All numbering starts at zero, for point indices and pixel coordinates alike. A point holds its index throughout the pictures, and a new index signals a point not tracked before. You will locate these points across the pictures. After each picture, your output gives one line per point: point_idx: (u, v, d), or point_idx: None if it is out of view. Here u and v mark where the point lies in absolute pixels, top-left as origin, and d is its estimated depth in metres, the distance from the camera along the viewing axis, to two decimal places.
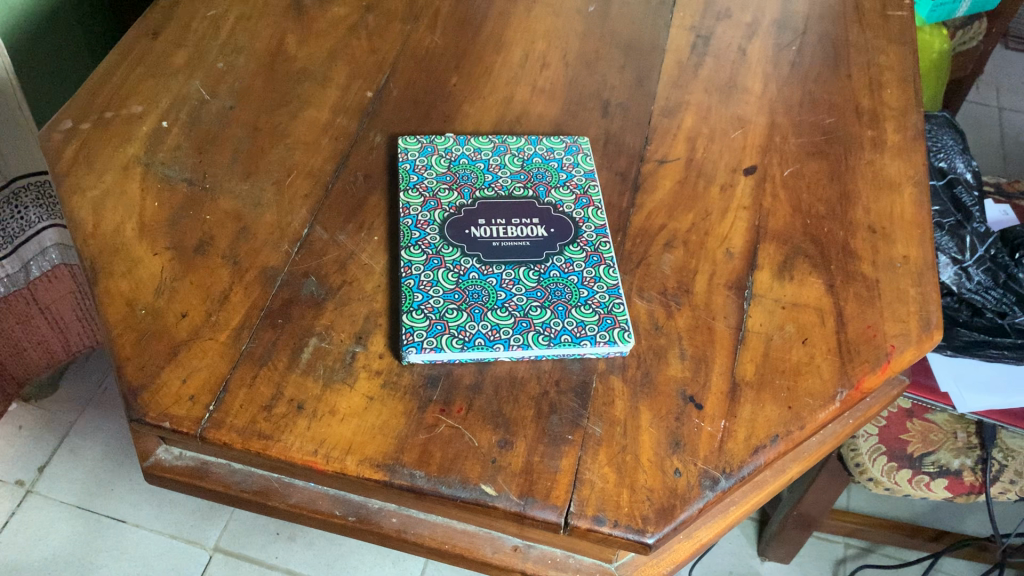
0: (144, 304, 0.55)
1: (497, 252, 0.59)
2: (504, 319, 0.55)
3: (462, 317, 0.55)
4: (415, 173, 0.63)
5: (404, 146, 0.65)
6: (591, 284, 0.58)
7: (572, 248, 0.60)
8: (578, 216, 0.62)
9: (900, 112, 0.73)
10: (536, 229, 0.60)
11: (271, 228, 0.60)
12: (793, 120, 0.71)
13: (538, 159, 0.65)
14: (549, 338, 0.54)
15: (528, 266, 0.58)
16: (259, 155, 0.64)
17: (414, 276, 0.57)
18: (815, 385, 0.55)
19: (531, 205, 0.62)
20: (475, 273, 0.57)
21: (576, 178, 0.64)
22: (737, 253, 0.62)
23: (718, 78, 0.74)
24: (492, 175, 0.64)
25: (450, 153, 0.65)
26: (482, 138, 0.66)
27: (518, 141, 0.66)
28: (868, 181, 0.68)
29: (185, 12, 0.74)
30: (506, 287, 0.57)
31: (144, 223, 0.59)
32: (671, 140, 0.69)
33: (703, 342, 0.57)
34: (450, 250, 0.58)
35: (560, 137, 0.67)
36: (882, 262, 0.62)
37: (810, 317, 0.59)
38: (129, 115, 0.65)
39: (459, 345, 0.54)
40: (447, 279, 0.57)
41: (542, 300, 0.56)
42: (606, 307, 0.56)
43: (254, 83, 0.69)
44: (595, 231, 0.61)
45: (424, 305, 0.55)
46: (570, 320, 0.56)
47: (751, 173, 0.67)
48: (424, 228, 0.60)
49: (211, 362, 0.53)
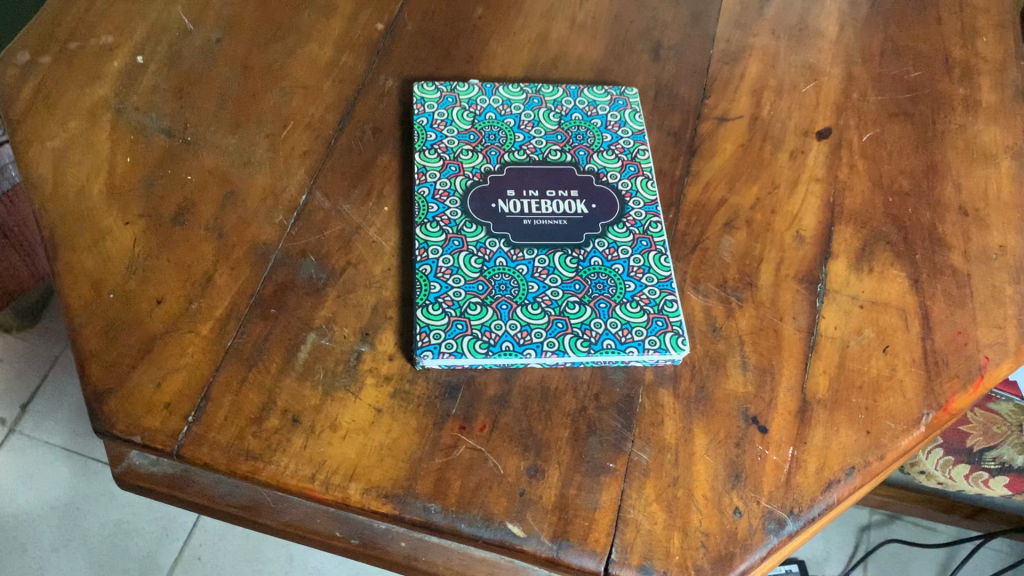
0: (113, 288, 0.47)
1: (528, 232, 0.50)
2: (536, 318, 0.46)
3: (487, 315, 0.46)
4: (432, 130, 0.54)
5: (421, 95, 0.55)
6: (639, 276, 0.49)
7: (617, 229, 0.51)
8: (624, 188, 0.53)
9: (998, 65, 0.63)
10: (574, 205, 0.51)
11: (263, 194, 0.51)
12: (872, 73, 0.61)
13: (578, 116, 0.56)
14: (589, 345, 0.46)
15: (564, 251, 0.49)
16: (251, 101, 0.54)
17: (430, 261, 0.48)
18: (897, 405, 0.47)
19: (569, 173, 0.53)
20: (502, 258, 0.49)
21: (622, 141, 0.55)
22: (809, 238, 0.53)
23: (787, 19, 0.63)
24: (524, 134, 0.54)
25: (474, 106, 0.55)
26: (512, 87, 0.57)
27: (554, 92, 0.57)
28: (959, 150, 0.58)
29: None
30: (538, 278, 0.48)
31: (114, 185, 0.50)
32: (734, 94, 0.59)
33: (768, 349, 0.48)
34: (473, 229, 0.49)
35: (604, 87, 0.57)
36: (975, 252, 0.54)
37: (891, 320, 0.50)
38: (98, 46, 0.55)
39: (483, 350, 0.45)
40: (470, 266, 0.48)
41: (580, 295, 0.48)
42: (657, 306, 0.48)
43: (245, 11, 0.58)
44: (644, 208, 0.52)
45: (442, 298, 0.47)
46: (615, 322, 0.47)
47: (825, 137, 0.57)
48: (443, 200, 0.51)
49: (192, 362, 0.45)
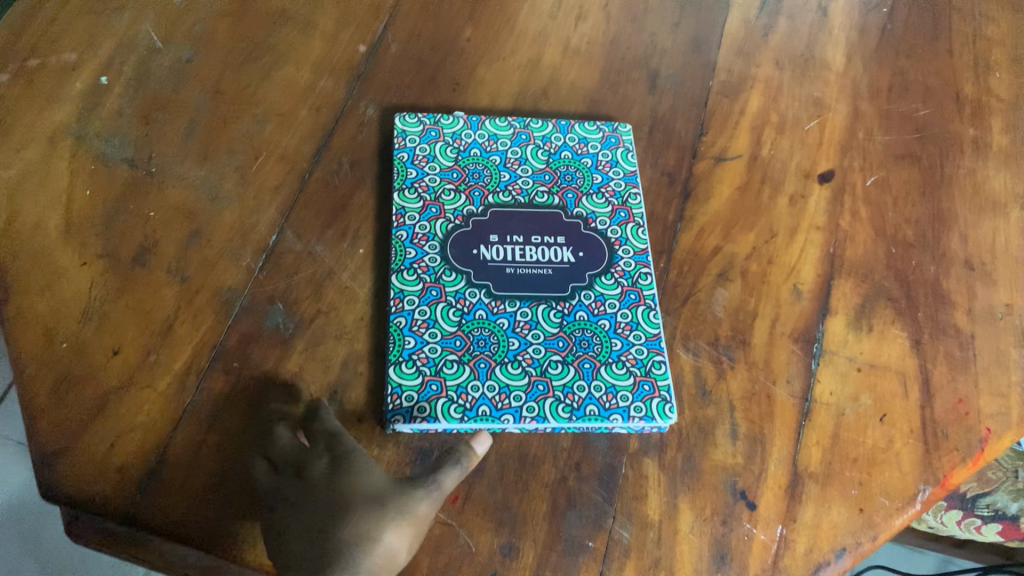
0: (66, 336, 0.44)
1: (511, 282, 0.46)
2: (515, 380, 0.44)
3: (464, 375, 0.44)
4: (413, 167, 0.50)
5: (402, 129, 0.52)
6: (626, 334, 0.46)
7: (604, 280, 0.47)
8: (614, 236, 0.49)
9: (1011, 104, 0.59)
10: (561, 252, 0.48)
11: (230, 233, 0.48)
12: (880, 109, 0.58)
13: (568, 155, 0.52)
14: (571, 410, 0.43)
15: (548, 304, 0.46)
16: (220, 129, 0.51)
17: (405, 312, 0.45)
18: (893, 480, 0.45)
19: (557, 218, 0.49)
20: (482, 310, 0.45)
21: (613, 183, 0.51)
22: (806, 292, 0.50)
23: (792, 47, 0.60)
24: (510, 173, 0.51)
25: (459, 141, 0.52)
26: (500, 121, 0.53)
27: (544, 128, 0.53)
28: (967, 198, 0.55)
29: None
30: (519, 334, 0.45)
31: (71, 220, 0.47)
32: (733, 130, 0.56)
33: (759, 415, 0.46)
34: (452, 277, 0.46)
35: (596, 123, 0.54)
36: (980, 311, 0.51)
37: (890, 385, 0.48)
38: (60, 64, 0.52)
39: (459, 415, 0.42)
40: (447, 319, 0.45)
41: (563, 354, 0.45)
42: (644, 368, 0.45)
43: (218, 27, 0.55)
44: (634, 258, 0.49)
45: (416, 354, 0.44)
46: (599, 386, 0.44)
47: (827, 180, 0.55)
48: (421, 245, 0.47)
49: (147, 420, 0.42)
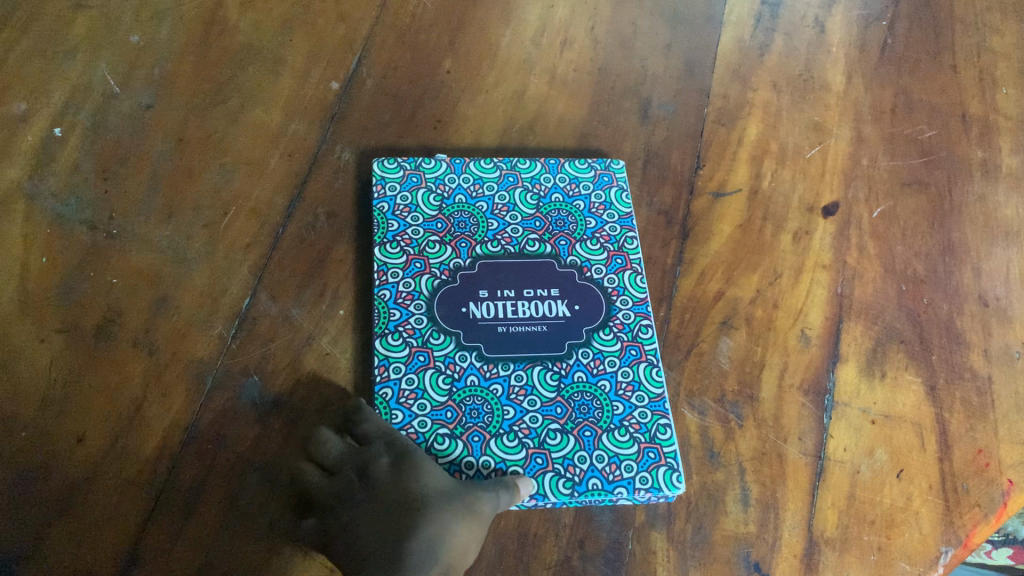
0: (25, 424, 0.40)
1: (504, 344, 0.43)
2: (512, 453, 0.41)
3: (457, 451, 0.41)
4: (394, 218, 0.47)
5: (381, 176, 0.48)
6: (627, 396, 0.43)
7: (602, 336, 0.44)
8: (610, 286, 0.46)
9: (1019, 122, 0.57)
10: (555, 307, 0.45)
11: (200, 299, 0.45)
12: (883, 133, 0.55)
13: (559, 197, 0.49)
14: (573, 485, 0.41)
15: (543, 365, 0.43)
16: (186, 182, 0.48)
17: (391, 383, 0.42)
18: (912, 542, 0.43)
19: (550, 269, 0.46)
20: (474, 376, 0.42)
21: (608, 227, 0.48)
22: (815, 337, 0.48)
23: (790, 68, 0.57)
24: (498, 221, 0.47)
25: (442, 186, 0.48)
26: (485, 161, 0.49)
27: (533, 169, 0.50)
28: (978, 227, 0.53)
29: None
30: (514, 402, 0.42)
31: (26, 292, 0.43)
32: (731, 162, 0.53)
33: (771, 478, 0.43)
34: (440, 341, 0.43)
35: (587, 160, 0.51)
36: (997, 351, 0.48)
37: (906, 437, 0.45)
38: (9, 116, 0.48)
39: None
40: (437, 389, 0.42)
41: (561, 422, 0.42)
42: (648, 434, 0.42)
43: (180, 67, 0.51)
44: (634, 309, 0.46)
45: (404, 430, 0.41)
46: (600, 456, 0.41)
47: (831, 213, 0.52)
48: (406, 305, 0.44)
49: (117, 514, 0.39)
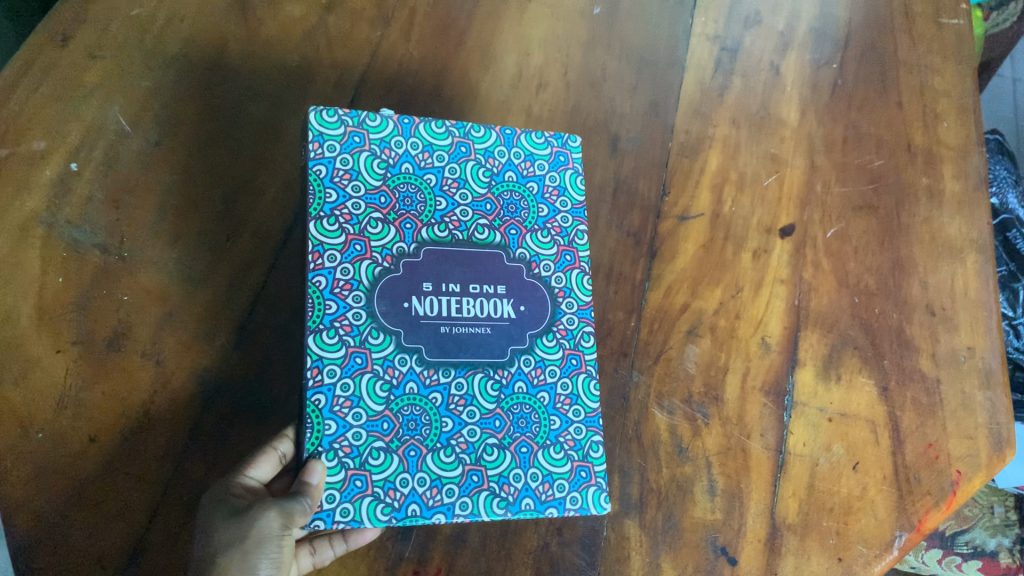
0: (41, 425, 0.44)
1: (447, 348, 0.41)
2: (449, 469, 0.40)
3: (391, 466, 0.39)
4: (333, 187, 0.41)
5: (321, 130, 0.42)
6: (564, 409, 0.43)
7: (545, 342, 0.43)
8: (557, 285, 0.45)
9: (960, 152, 0.62)
10: (500, 307, 0.42)
11: (204, 313, 0.49)
12: (835, 162, 0.60)
13: (513, 176, 0.45)
14: (507, 505, 0.40)
15: (486, 373, 0.42)
16: (190, 210, 0.52)
17: (325, 389, 0.39)
18: (868, 527, 0.47)
19: (498, 261, 0.43)
20: (413, 383, 0.40)
21: (559, 217, 0.46)
22: (775, 344, 0.51)
23: (748, 105, 0.61)
24: (446, 199, 0.43)
25: (388, 150, 0.43)
26: (437, 126, 0.44)
27: (487, 139, 0.45)
28: (924, 245, 0.57)
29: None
30: (454, 413, 0.41)
31: (44, 308, 0.47)
32: (694, 189, 0.57)
33: (736, 470, 0.47)
34: (379, 341, 0.40)
35: (544, 134, 0.47)
36: (944, 355, 0.52)
37: (861, 433, 0.49)
38: (28, 152, 0.50)
39: (386, 517, 0.38)
40: (374, 396, 0.39)
41: (498, 437, 0.41)
42: (582, 452, 0.43)
43: (185, 108, 0.54)
44: (577, 314, 0.45)
45: (339, 443, 0.38)
46: (535, 475, 0.41)
47: (788, 234, 0.56)
48: (344, 295, 0.40)
49: (127, 507, 0.44)
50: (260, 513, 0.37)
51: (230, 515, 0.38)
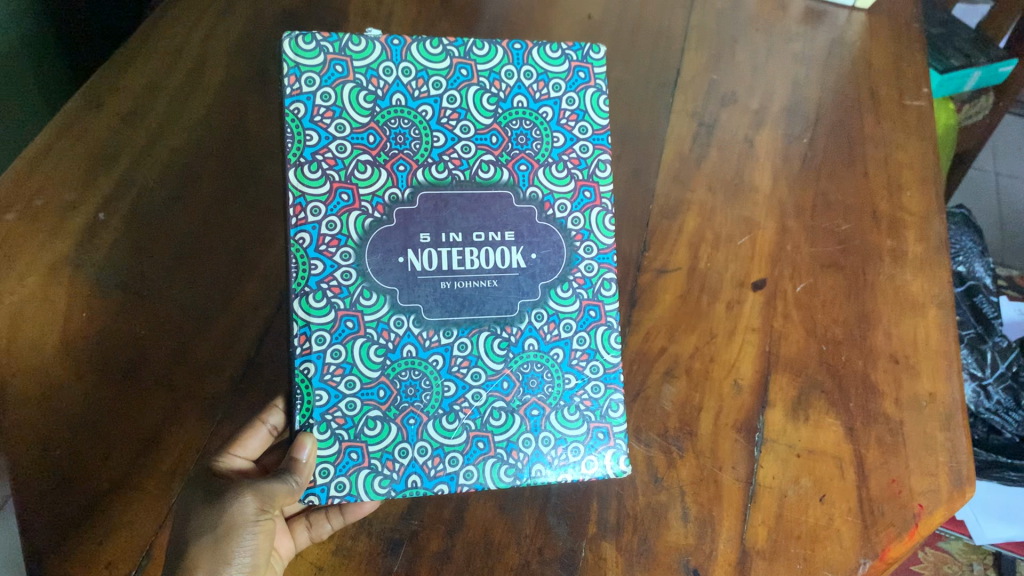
0: (60, 442, 0.49)
1: (450, 304, 0.47)
2: (452, 436, 0.47)
3: (388, 436, 0.46)
4: (313, 126, 0.46)
5: (297, 60, 0.46)
6: (580, 365, 0.49)
7: (559, 292, 0.49)
8: (577, 226, 0.49)
9: (922, 218, 0.64)
10: (509, 257, 0.48)
11: (215, 347, 0.53)
12: (805, 225, 0.63)
13: (522, 101, 0.49)
14: (514, 473, 0.47)
15: (492, 332, 0.48)
16: (205, 255, 0.56)
17: (314, 357, 0.46)
18: (834, 554, 0.49)
19: (507, 202, 0.48)
20: (411, 345, 0.47)
21: (578, 146, 0.49)
22: (746, 386, 0.55)
23: (723, 173, 0.66)
24: (445, 133, 0.48)
25: (375, 79, 0.47)
26: (432, 47, 0.48)
27: (491, 60, 0.48)
28: (889, 300, 0.60)
29: (144, 61, 0.62)
30: (456, 376, 0.47)
31: (67, 339, 0.52)
32: (672, 246, 0.62)
33: (708, 499, 0.51)
34: (373, 302, 0.46)
35: (563, 45, 0.49)
36: (907, 399, 0.55)
37: (827, 468, 0.52)
38: (61, 203, 0.56)
39: (384, 489, 0.46)
40: (370, 362, 0.46)
41: (506, 402, 0.48)
42: (598, 414, 0.49)
43: (205, 165, 0.59)
44: (597, 259, 0.50)
45: (331, 415, 0.46)
46: (546, 441, 0.48)
47: (760, 287, 0.60)
48: (330, 252, 0.46)
49: (135, 517, 0.48)
50: (236, 500, 0.43)
51: (207, 503, 0.43)
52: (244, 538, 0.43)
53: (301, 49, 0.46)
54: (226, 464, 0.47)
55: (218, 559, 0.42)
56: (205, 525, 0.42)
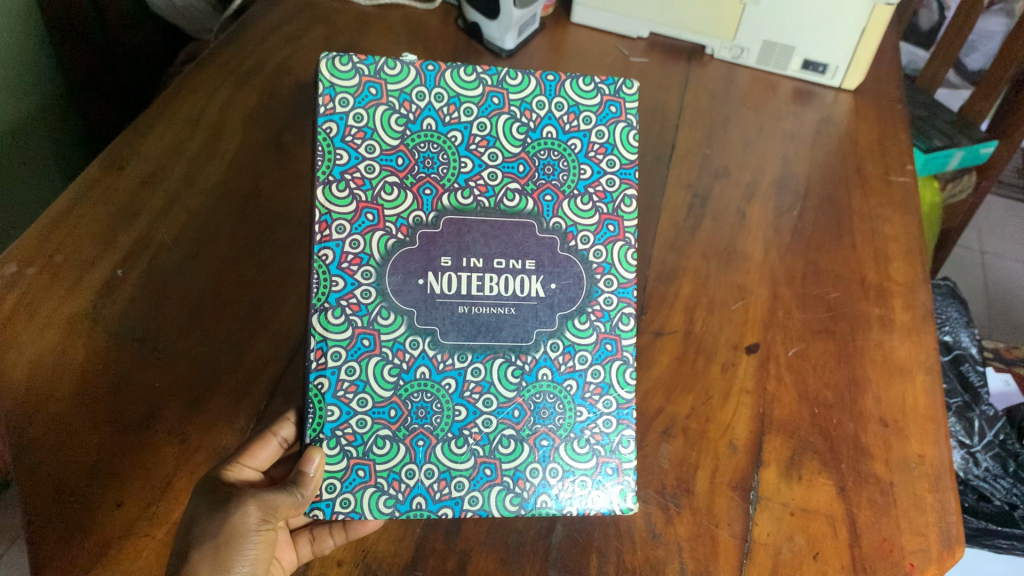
0: (73, 490, 0.50)
1: (467, 329, 0.50)
2: (460, 460, 0.50)
3: (397, 456, 0.49)
4: (345, 147, 0.50)
5: (334, 81, 0.50)
6: (592, 399, 0.52)
7: (575, 324, 0.51)
8: (598, 259, 0.52)
9: (909, 287, 0.67)
10: (528, 286, 0.51)
11: (227, 399, 0.55)
12: (796, 292, 0.66)
13: (551, 132, 0.52)
14: (520, 502, 0.50)
15: (506, 359, 0.51)
16: (219, 311, 0.58)
17: (329, 373, 0.49)
18: None
19: (530, 232, 0.51)
20: (425, 367, 0.50)
21: (604, 180, 0.53)
22: (741, 445, 0.57)
23: (716, 242, 0.69)
24: (473, 160, 0.51)
25: (408, 103, 0.51)
26: (466, 76, 0.51)
27: (523, 90, 0.52)
28: (878, 365, 0.62)
29: (163, 130, 0.68)
30: (468, 401, 0.50)
31: (83, 388, 0.53)
32: (669, 310, 0.64)
33: (705, 555, 0.52)
34: (390, 324, 0.49)
35: (596, 80, 0.53)
36: (897, 460, 0.57)
37: (820, 526, 0.54)
38: (82, 260, 0.59)
39: (389, 509, 0.48)
40: (384, 381, 0.49)
41: (515, 430, 0.50)
42: (606, 447, 0.51)
43: (222, 227, 0.63)
44: (617, 293, 0.52)
45: (341, 431, 0.49)
46: (552, 472, 0.51)
47: (753, 351, 0.62)
48: (352, 272, 0.49)
49: (145, 565, 0.48)
50: (241, 508, 0.45)
51: (210, 508, 0.45)
52: (246, 545, 0.45)
53: (338, 70, 0.50)
54: (234, 474, 0.49)
55: (219, 564, 0.44)
56: (209, 531, 0.44)
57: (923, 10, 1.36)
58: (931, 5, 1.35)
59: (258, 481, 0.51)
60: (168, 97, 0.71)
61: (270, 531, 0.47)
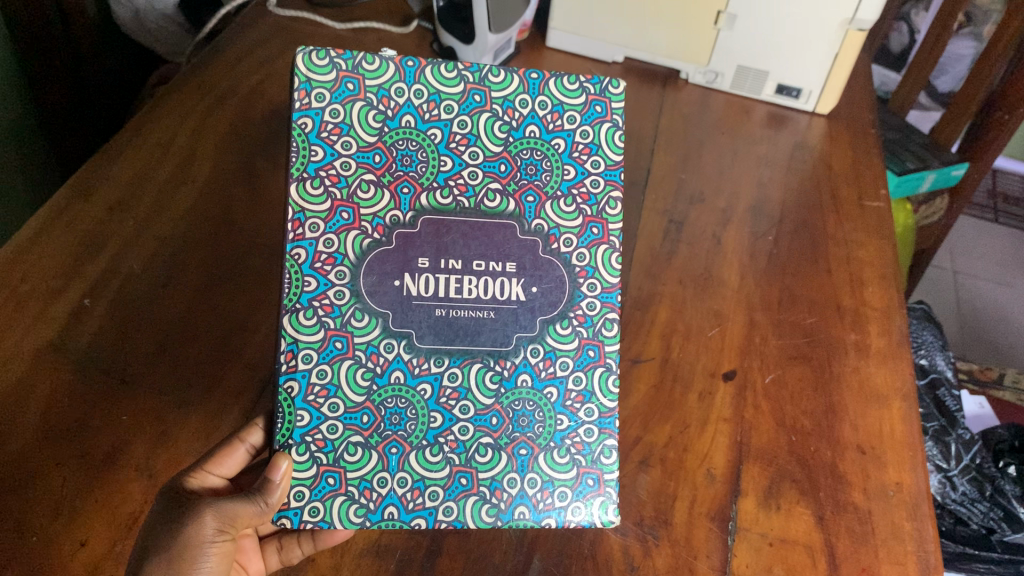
0: (38, 528, 0.48)
1: (444, 331, 0.49)
2: (435, 469, 0.49)
3: (369, 463, 0.48)
4: (320, 143, 0.49)
5: (310, 76, 0.49)
6: (574, 407, 0.50)
7: (558, 329, 0.50)
8: (581, 264, 0.51)
9: (885, 313, 0.67)
10: (508, 289, 0.50)
11: (196, 432, 0.53)
12: (772, 318, 0.66)
13: (534, 131, 0.51)
14: (497, 513, 0.49)
15: (485, 364, 0.49)
16: (188, 342, 0.57)
17: (297, 377, 0.48)
18: None
19: (510, 233, 0.50)
20: (401, 371, 0.49)
21: (588, 181, 0.51)
22: (719, 475, 0.56)
23: (693, 268, 0.69)
24: (453, 158, 0.50)
25: (386, 100, 0.49)
26: (447, 71, 0.50)
27: (506, 88, 0.50)
28: (855, 392, 0.62)
29: (133, 157, 0.67)
30: (445, 407, 0.49)
31: (48, 423, 0.52)
32: (645, 337, 0.64)
33: None
34: (364, 325, 0.48)
35: (582, 78, 0.51)
36: (875, 489, 0.57)
37: (799, 557, 0.53)
38: (48, 290, 0.58)
39: (359, 518, 0.47)
40: (358, 385, 0.48)
41: (493, 438, 0.49)
42: (589, 458, 0.50)
43: (192, 256, 0.62)
44: (601, 296, 0.51)
45: (311, 437, 0.48)
46: (531, 482, 0.49)
47: (730, 378, 0.62)
48: (326, 272, 0.48)
49: None
50: (195, 520, 0.44)
51: (171, 529, 0.44)
52: (203, 558, 0.44)
53: (314, 65, 0.49)
54: (197, 482, 0.47)
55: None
56: (162, 543, 0.43)
57: (894, 33, 1.38)
58: (902, 28, 1.37)
59: (224, 487, 0.50)
60: (139, 123, 0.70)
61: (228, 541, 0.46)
